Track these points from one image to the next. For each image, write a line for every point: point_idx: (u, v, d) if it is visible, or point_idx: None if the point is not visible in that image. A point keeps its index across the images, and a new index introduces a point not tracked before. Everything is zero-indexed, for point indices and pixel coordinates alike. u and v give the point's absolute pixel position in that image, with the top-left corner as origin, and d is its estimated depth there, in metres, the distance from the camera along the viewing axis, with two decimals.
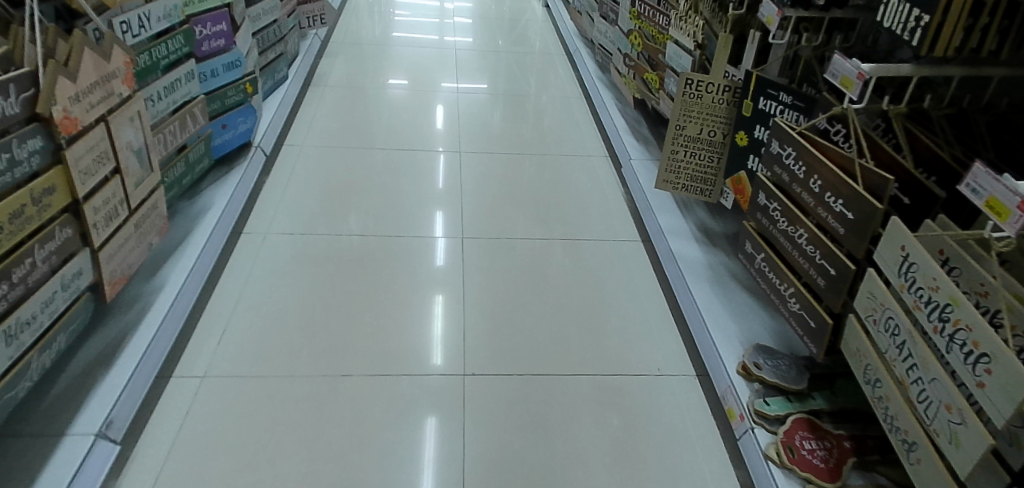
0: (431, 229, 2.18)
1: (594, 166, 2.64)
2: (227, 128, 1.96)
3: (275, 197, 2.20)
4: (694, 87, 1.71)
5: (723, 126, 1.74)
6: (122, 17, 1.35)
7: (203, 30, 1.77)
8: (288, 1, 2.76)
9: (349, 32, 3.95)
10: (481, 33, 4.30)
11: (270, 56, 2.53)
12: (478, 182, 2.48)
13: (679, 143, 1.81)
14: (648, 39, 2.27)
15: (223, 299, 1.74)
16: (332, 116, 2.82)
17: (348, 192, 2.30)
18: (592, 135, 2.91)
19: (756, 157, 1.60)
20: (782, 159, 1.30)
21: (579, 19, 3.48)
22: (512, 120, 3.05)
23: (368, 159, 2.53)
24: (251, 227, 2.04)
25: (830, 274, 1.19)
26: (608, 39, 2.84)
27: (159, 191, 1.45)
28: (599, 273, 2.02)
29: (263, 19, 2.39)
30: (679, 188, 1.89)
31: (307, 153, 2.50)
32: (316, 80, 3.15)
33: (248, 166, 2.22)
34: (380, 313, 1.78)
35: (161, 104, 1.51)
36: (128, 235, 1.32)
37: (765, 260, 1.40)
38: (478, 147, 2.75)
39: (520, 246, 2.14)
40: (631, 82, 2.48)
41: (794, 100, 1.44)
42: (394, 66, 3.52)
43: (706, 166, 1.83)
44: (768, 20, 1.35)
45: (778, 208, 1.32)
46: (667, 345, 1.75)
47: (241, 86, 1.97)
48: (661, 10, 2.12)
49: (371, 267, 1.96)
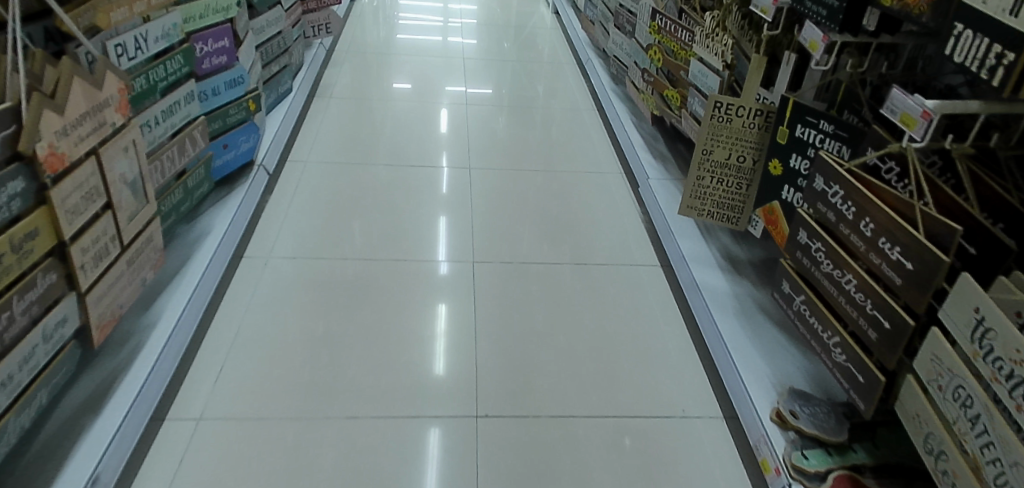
0: (440, 252, 2.08)
1: (609, 184, 2.55)
2: (228, 148, 1.87)
3: (278, 218, 2.10)
4: (722, 111, 1.61)
5: (753, 152, 1.64)
6: (116, 39, 1.26)
7: (205, 47, 1.68)
8: (294, 11, 2.67)
9: (354, 40, 3.85)
10: (488, 40, 4.20)
11: (274, 68, 2.44)
12: (489, 200, 2.38)
13: (706, 169, 1.71)
14: (670, 55, 2.17)
15: (222, 332, 1.65)
16: (337, 129, 2.72)
17: (354, 212, 2.21)
18: (606, 150, 2.82)
19: (792, 188, 1.50)
20: (827, 196, 1.20)
21: (592, 28, 3.38)
22: (522, 133, 2.95)
23: (374, 176, 2.43)
24: (252, 251, 1.95)
25: (883, 327, 1.09)
26: (624, 51, 2.74)
27: (155, 223, 1.36)
28: (616, 302, 1.93)
29: (267, 31, 2.29)
30: (704, 215, 1.79)
31: (311, 169, 2.41)
32: (320, 91, 3.06)
33: (251, 185, 2.12)
34: (388, 346, 1.69)
35: (158, 129, 1.42)
36: (121, 272, 1.23)
37: (806, 302, 1.30)
38: (488, 162, 2.66)
39: (534, 271, 2.04)
40: (649, 98, 2.38)
41: (836, 130, 1.34)
42: (401, 75, 3.42)
43: (734, 194, 1.73)
44: (812, 45, 1.25)
45: (822, 249, 1.22)
46: (691, 384, 1.66)
47: (243, 104, 1.88)
48: (684, 25, 2.02)
49: (378, 294, 1.87)
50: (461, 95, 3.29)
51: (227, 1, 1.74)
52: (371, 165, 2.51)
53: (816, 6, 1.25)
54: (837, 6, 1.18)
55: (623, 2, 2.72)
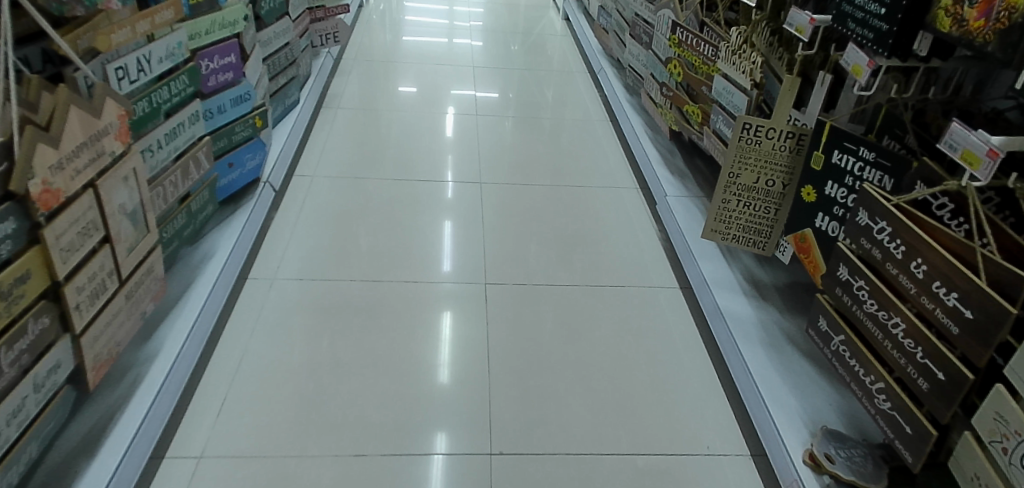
0: (451, 274, 2.01)
1: (624, 201, 2.47)
2: (233, 166, 1.80)
3: (284, 238, 2.03)
4: (752, 133, 1.53)
5: (784, 176, 1.56)
6: (117, 62, 1.20)
7: (210, 64, 1.62)
8: (301, 21, 2.61)
9: (361, 48, 3.78)
10: (497, 48, 4.12)
11: (281, 80, 2.37)
12: (501, 217, 2.31)
13: (732, 192, 1.64)
14: (690, 69, 2.09)
15: (225, 362, 1.58)
16: (345, 142, 2.65)
17: (362, 231, 2.14)
18: (621, 163, 2.74)
19: (826, 216, 1.42)
20: (872, 232, 1.13)
21: (605, 37, 3.30)
22: (534, 145, 2.87)
23: (382, 192, 2.37)
24: (256, 272, 1.88)
25: (936, 378, 1.00)
26: (641, 62, 2.66)
27: (156, 252, 1.29)
28: (635, 328, 1.85)
29: (274, 43, 2.23)
30: (729, 240, 1.71)
31: (318, 184, 2.34)
32: (328, 101, 3.00)
33: (256, 202, 2.05)
34: (398, 376, 1.61)
35: (161, 153, 1.35)
36: (119, 308, 1.16)
37: (845, 342, 1.22)
38: (499, 176, 2.58)
39: (549, 294, 1.96)
40: (667, 113, 2.30)
41: (877, 157, 1.27)
42: (408, 85, 3.35)
43: (761, 218, 1.65)
44: (856, 70, 1.18)
45: (866, 288, 1.14)
46: (716, 418, 1.58)
47: (249, 120, 1.82)
48: (707, 40, 1.95)
49: (388, 319, 1.79)
50: (471, 105, 3.22)
51: (234, 16, 1.68)
52: (380, 180, 2.44)
53: (860, 28, 1.17)
54: (887, 29, 1.10)
55: (639, 12, 2.65)
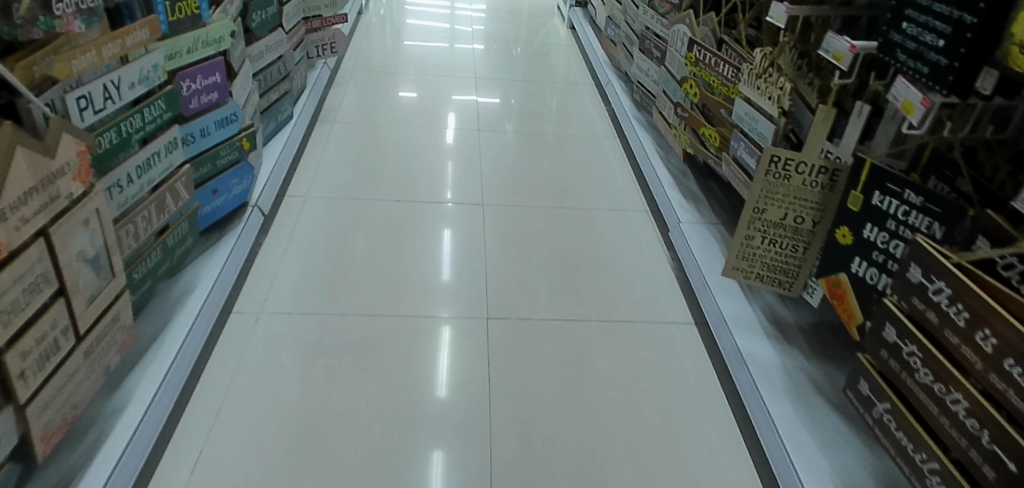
0: (450, 306, 1.88)
1: (634, 225, 2.34)
2: (218, 192, 1.68)
3: (272, 267, 1.91)
4: (780, 166, 1.41)
5: (814, 213, 1.44)
6: (80, 91, 1.07)
7: (192, 85, 1.50)
8: (296, 32, 2.49)
9: (359, 57, 3.65)
10: (500, 57, 3.99)
11: (273, 95, 2.25)
12: (504, 243, 2.18)
13: (756, 229, 1.51)
14: (707, 90, 1.97)
15: (203, 408, 1.45)
16: (340, 159, 2.53)
17: (357, 258, 2.01)
18: (629, 183, 2.61)
19: (864, 262, 1.29)
20: (926, 291, 1.01)
21: (613, 48, 3.18)
22: (538, 162, 2.74)
23: (380, 214, 2.24)
24: (241, 306, 1.75)
25: (1005, 468, 0.88)
26: (651, 79, 2.54)
27: (124, 297, 1.16)
28: (648, 369, 1.72)
29: (265, 57, 2.11)
30: (752, 279, 1.58)
31: (311, 206, 2.22)
32: (323, 115, 2.87)
33: (244, 229, 1.92)
34: (392, 424, 1.49)
35: (132, 188, 1.23)
36: (77, 366, 1.03)
37: (891, 411, 1.10)
38: (502, 197, 2.45)
39: (554, 329, 1.83)
40: (681, 135, 2.17)
41: (924, 202, 1.14)
42: (407, 96, 3.22)
43: (788, 257, 1.52)
44: (907, 108, 1.06)
45: (920, 356, 1.02)
46: (738, 474, 1.45)
47: (235, 143, 1.71)
48: (726, 60, 1.83)
49: (383, 360, 1.66)
50: (472, 119, 3.08)
51: (219, 33, 1.57)
52: (376, 202, 2.31)
53: (912, 61, 1.04)
54: (944, 65, 0.98)
55: (651, 26, 2.52)
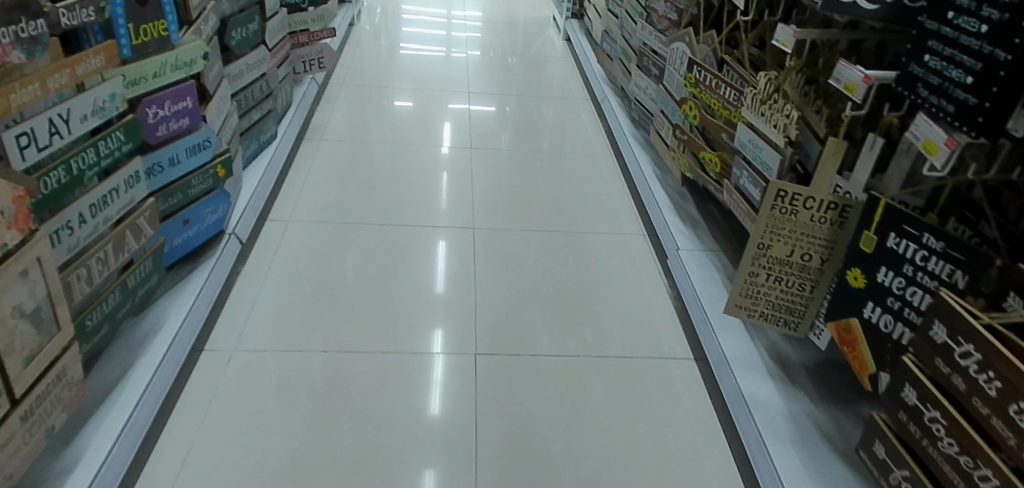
0: (436, 341, 1.78)
1: (631, 250, 2.25)
2: (189, 223, 1.60)
3: (248, 300, 1.81)
4: (787, 201, 1.32)
5: (823, 251, 1.34)
6: (21, 127, 0.97)
7: (159, 112, 1.41)
8: (281, 49, 2.40)
9: (350, 69, 3.56)
10: (494, 70, 3.90)
11: (255, 115, 2.16)
12: (494, 272, 2.08)
13: (761, 266, 1.42)
14: (708, 112, 1.89)
15: (167, 460, 1.36)
16: (326, 181, 2.44)
17: (338, 290, 1.91)
18: (626, 206, 2.51)
19: (878, 308, 1.20)
20: (951, 352, 0.91)
21: (610, 64, 3.09)
22: (531, 181, 2.64)
23: (365, 240, 2.15)
24: (214, 344, 1.66)
25: None
26: (650, 97, 2.44)
27: (72, 349, 1.07)
28: (644, 409, 1.63)
29: (245, 76, 2.02)
30: (756, 317, 1.48)
31: (293, 233, 2.12)
32: (310, 133, 2.77)
33: (218, 259, 1.82)
34: (371, 474, 1.39)
35: (85, 229, 1.14)
36: (12, 432, 0.93)
37: (911, 479, 1.01)
38: (494, 220, 2.36)
39: (546, 365, 1.74)
40: (680, 158, 2.08)
41: (945, 249, 1.05)
42: (398, 112, 3.13)
43: (794, 296, 1.42)
44: (928, 148, 0.97)
45: (944, 424, 0.93)
46: None
47: (209, 171, 1.62)
48: (728, 82, 1.75)
49: (362, 402, 1.56)
50: (465, 136, 2.99)
51: (190, 55, 1.48)
52: (361, 227, 2.21)
53: (936, 97, 0.96)
54: (972, 103, 0.89)
55: (648, 42, 2.43)
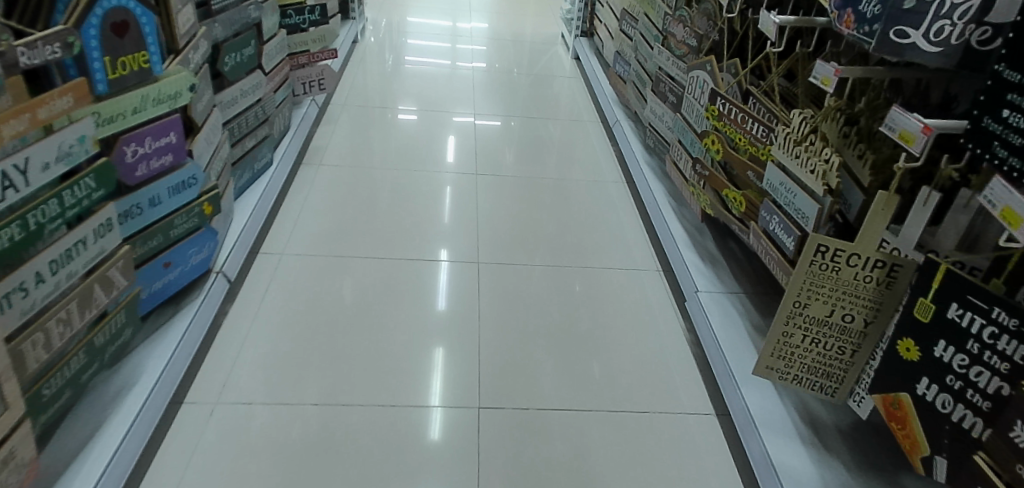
0: (436, 390, 1.66)
1: (645, 288, 2.12)
2: (171, 266, 1.48)
3: (236, 345, 1.70)
4: (828, 258, 1.19)
5: (866, 313, 1.21)
6: None
7: (138, 150, 1.29)
8: (280, 71, 2.29)
9: (352, 87, 3.46)
10: (501, 88, 3.78)
11: (249, 143, 2.05)
12: (498, 312, 1.96)
13: (795, 326, 1.28)
14: (731, 147, 1.77)
15: None
16: (323, 209, 2.32)
17: (332, 332, 1.79)
18: (639, 239, 2.38)
19: (934, 384, 1.07)
20: None
21: (622, 86, 2.97)
22: (539, 209, 2.52)
23: (362, 275, 2.03)
24: (194, 395, 1.54)
25: None
26: (666, 125, 2.32)
27: (24, 425, 0.96)
28: (661, 471, 1.49)
29: (239, 103, 1.91)
30: (788, 380, 1.35)
31: (285, 269, 2.01)
32: (308, 158, 2.66)
33: (204, 300, 1.69)
34: None
35: (45, 287, 1.03)
36: None
37: None
38: (499, 252, 2.24)
39: (553, 419, 1.61)
40: (699, 193, 1.96)
41: (1020, 328, 0.92)
42: (401, 133, 3.02)
43: (833, 359, 1.29)
44: (1010, 220, 0.84)
45: None
46: None
47: (194, 209, 1.51)
48: (755, 117, 1.63)
49: (354, 459, 1.43)
50: (470, 158, 2.87)
51: (176, 86, 1.37)
52: (358, 261, 2.09)
53: (1018, 159, 0.83)
54: None
55: (665, 67, 2.32)
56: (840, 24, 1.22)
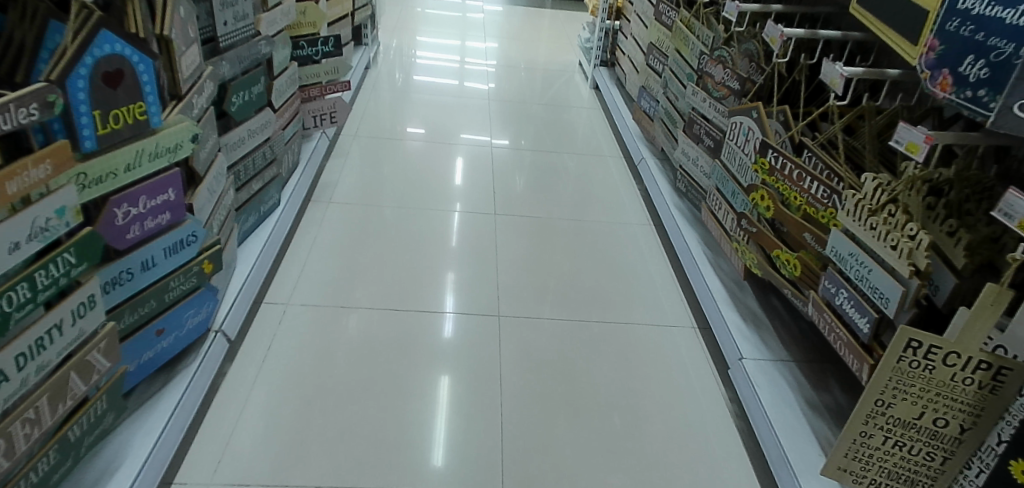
0: (455, 469, 1.49)
1: (679, 348, 1.96)
2: (164, 333, 1.32)
3: (233, 414, 1.54)
4: (919, 355, 1.02)
5: (963, 417, 1.05)
6: None
7: (128, 210, 1.14)
8: (291, 105, 2.17)
9: (364, 116, 3.33)
10: (518, 117, 3.64)
11: (256, 185, 1.90)
12: (522, 374, 1.79)
13: (877, 427, 1.11)
14: (784, 205, 1.61)
15: None
16: (332, 252, 2.18)
17: (340, 399, 1.63)
18: (670, 290, 2.22)
19: None
20: None
21: (648, 123, 2.83)
22: (561, 253, 2.37)
23: (374, 330, 1.87)
24: (185, 476, 1.38)
25: None
26: (701, 170, 2.17)
27: None
28: None
29: (246, 144, 1.77)
30: (866, 484, 1.19)
31: (290, 322, 1.85)
32: (317, 194, 2.51)
33: (200, 366, 1.49)
34: None
35: (7, 387, 0.87)
36: None
37: None
38: (520, 303, 2.08)
39: None
40: (743, 249, 1.80)
41: None
42: (415, 165, 2.87)
43: (919, 464, 1.13)
44: None
45: None
46: None
47: (192, 269, 1.35)
48: (814, 175, 1.47)
49: None
50: (486, 194, 2.72)
51: (177, 138, 1.22)
52: (370, 313, 1.93)
53: None
54: None
55: (700, 108, 2.17)
56: (934, 87, 1.05)
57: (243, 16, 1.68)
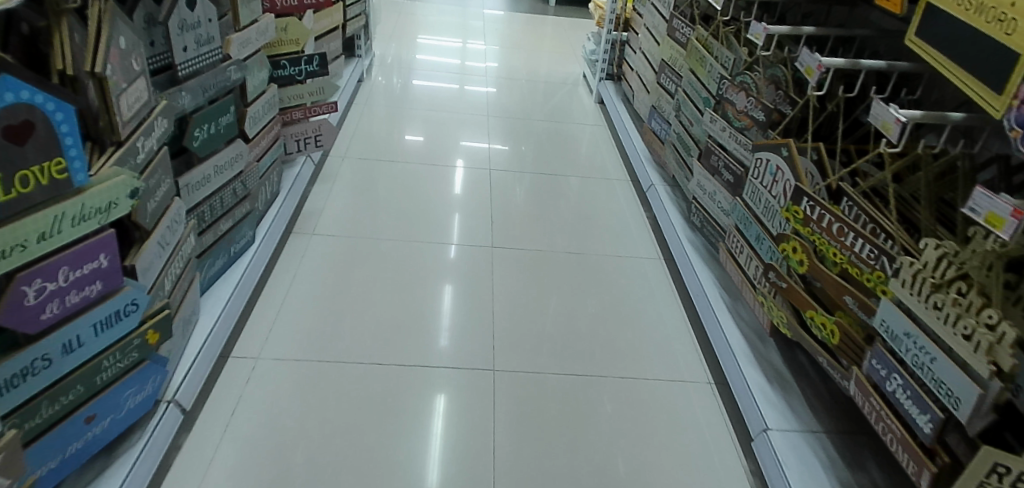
0: None
1: (693, 407, 1.76)
2: (96, 419, 1.13)
3: None
4: None
5: None
6: None
7: (39, 288, 0.94)
8: (269, 131, 1.97)
9: (355, 133, 3.13)
10: (519, 131, 3.43)
11: (225, 224, 1.71)
12: (518, 439, 1.60)
13: None
14: (819, 260, 1.41)
15: None
16: (312, 295, 1.98)
17: (310, 477, 1.43)
18: (683, 337, 2.03)
19: None
20: None
21: (659, 146, 2.64)
22: (565, 291, 2.17)
23: (353, 388, 1.67)
24: None
25: None
26: (719, 206, 1.98)
27: None
28: None
29: (212, 180, 1.58)
30: None
31: (260, 380, 1.66)
32: (300, 225, 2.32)
33: (148, 443, 1.30)
34: None
35: None
36: None
37: None
38: (518, 351, 1.88)
39: None
40: (769, 303, 1.60)
41: None
42: (406, 188, 2.67)
43: None
44: None
45: None
46: None
47: (131, 342, 1.15)
48: (858, 231, 1.27)
49: None
50: (483, 222, 2.52)
51: (110, 197, 1.03)
52: (349, 367, 1.73)
53: None
54: None
55: (718, 137, 1.97)
56: None
57: (207, 40, 1.49)
